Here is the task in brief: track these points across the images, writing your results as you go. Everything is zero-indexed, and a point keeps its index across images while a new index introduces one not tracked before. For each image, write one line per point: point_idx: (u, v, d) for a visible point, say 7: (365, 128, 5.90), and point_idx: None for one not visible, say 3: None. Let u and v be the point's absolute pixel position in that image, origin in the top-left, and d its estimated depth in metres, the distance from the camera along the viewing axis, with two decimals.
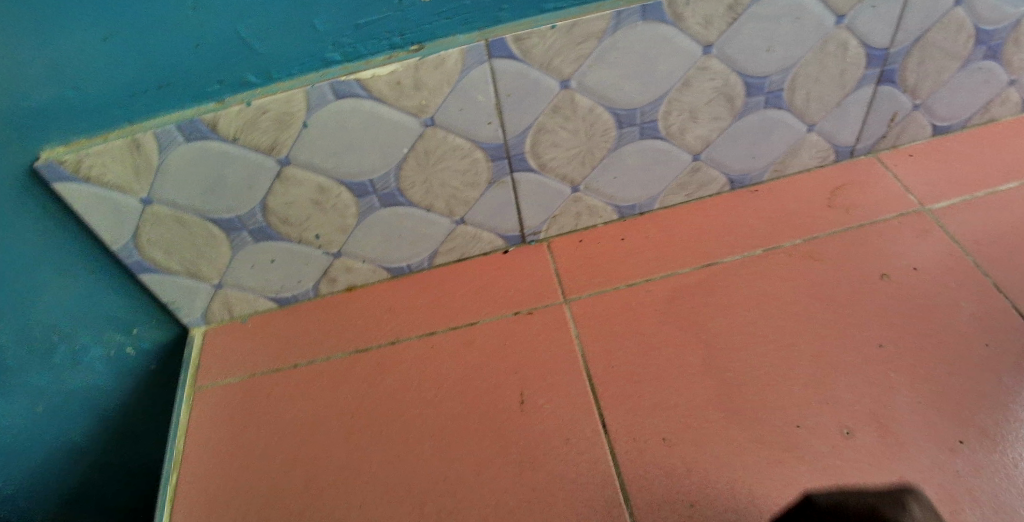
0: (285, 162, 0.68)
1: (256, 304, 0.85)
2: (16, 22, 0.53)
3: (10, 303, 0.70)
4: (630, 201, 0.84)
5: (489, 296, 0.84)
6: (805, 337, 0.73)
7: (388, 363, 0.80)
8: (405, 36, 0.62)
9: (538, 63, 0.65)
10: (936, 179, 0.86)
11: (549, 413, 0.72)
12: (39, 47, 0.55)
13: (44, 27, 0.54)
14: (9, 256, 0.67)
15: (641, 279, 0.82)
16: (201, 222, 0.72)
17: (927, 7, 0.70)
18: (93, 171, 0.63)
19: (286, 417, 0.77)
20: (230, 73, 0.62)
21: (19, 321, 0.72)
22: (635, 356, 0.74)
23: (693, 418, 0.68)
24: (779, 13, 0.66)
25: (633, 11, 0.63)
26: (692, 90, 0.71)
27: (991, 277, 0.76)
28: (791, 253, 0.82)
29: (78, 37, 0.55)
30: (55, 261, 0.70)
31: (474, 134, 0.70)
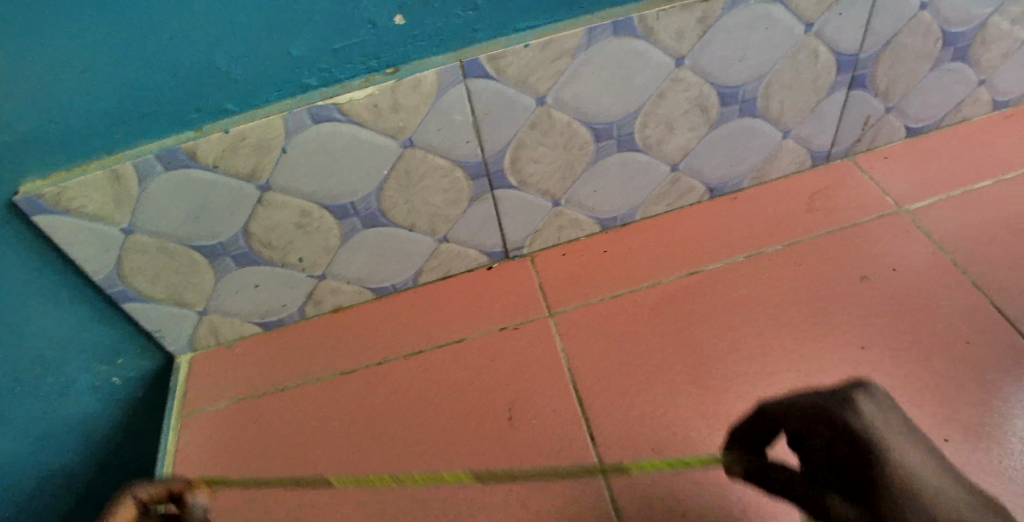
0: (266, 188, 0.68)
1: (242, 328, 0.85)
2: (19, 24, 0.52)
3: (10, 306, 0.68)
4: (612, 212, 0.85)
5: (475, 313, 0.84)
6: (789, 342, 0.74)
7: (377, 382, 0.80)
8: (380, 60, 0.63)
9: (514, 82, 0.65)
10: (912, 180, 0.87)
11: (539, 426, 0.71)
12: (39, 48, 0.54)
13: (42, 27, 0.53)
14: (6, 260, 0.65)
15: (626, 290, 0.82)
16: (184, 249, 0.72)
17: (894, 12, 0.71)
18: (73, 203, 0.62)
19: (281, 427, 0.78)
20: (208, 102, 0.62)
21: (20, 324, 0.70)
22: (622, 367, 0.75)
23: (681, 427, 0.69)
24: (749, 24, 0.67)
25: (605, 27, 0.63)
26: (667, 102, 0.72)
27: (969, 275, 0.77)
28: (774, 258, 0.82)
29: (52, 70, 0.55)
30: (38, 293, 0.70)
31: (453, 152, 0.70)
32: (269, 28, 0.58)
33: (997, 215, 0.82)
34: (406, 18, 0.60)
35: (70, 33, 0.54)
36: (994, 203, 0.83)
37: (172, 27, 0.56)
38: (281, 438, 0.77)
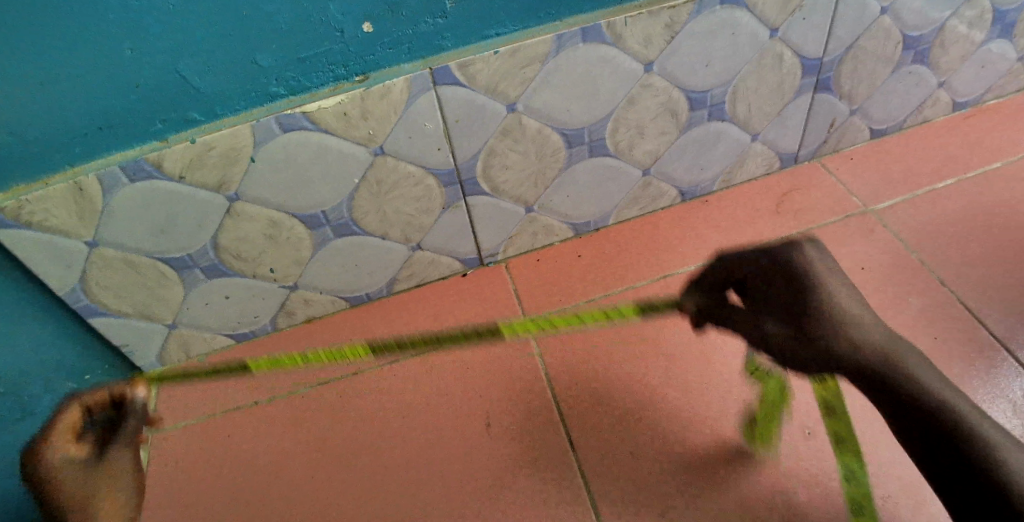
0: (234, 199, 0.67)
1: (213, 342, 0.83)
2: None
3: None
4: (585, 218, 0.85)
5: (450, 320, 0.83)
6: (761, 343, 0.75)
7: (352, 393, 0.79)
8: (348, 68, 0.62)
9: (484, 89, 0.65)
10: (876, 180, 0.89)
11: (516, 435, 0.72)
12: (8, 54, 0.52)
13: (11, 33, 0.51)
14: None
15: (600, 295, 0.83)
16: (152, 262, 0.70)
17: (856, 16, 0.73)
18: (34, 216, 0.61)
19: (255, 445, 0.76)
20: (172, 113, 0.60)
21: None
22: (597, 371, 0.75)
23: (657, 429, 0.70)
24: (715, 30, 0.68)
25: (574, 33, 0.64)
26: (637, 107, 0.73)
27: (934, 272, 0.79)
28: (745, 260, 0.83)
29: (8, 81, 0.53)
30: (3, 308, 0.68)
31: (425, 160, 0.70)
32: (232, 37, 0.57)
33: (959, 214, 0.84)
34: (374, 26, 0.59)
35: (25, 44, 0.52)
36: (955, 201, 0.86)
37: (133, 37, 0.54)
38: (257, 453, 0.75)
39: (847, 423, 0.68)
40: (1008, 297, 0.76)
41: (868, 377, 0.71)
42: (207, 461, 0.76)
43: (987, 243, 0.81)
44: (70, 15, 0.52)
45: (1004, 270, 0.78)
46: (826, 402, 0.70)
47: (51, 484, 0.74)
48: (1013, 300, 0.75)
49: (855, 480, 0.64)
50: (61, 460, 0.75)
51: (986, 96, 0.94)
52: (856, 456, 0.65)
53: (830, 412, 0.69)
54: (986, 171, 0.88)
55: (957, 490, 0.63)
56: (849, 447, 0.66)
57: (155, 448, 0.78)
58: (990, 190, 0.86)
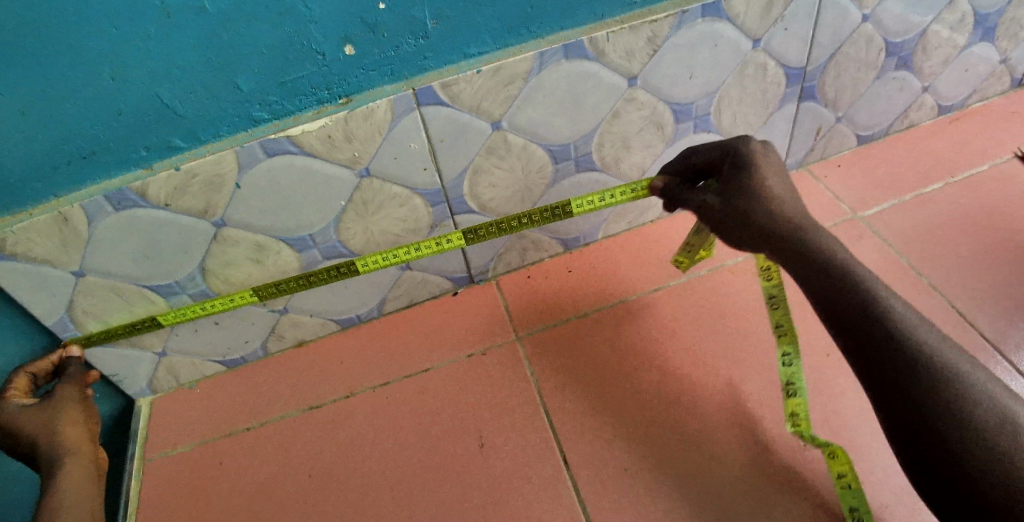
0: (220, 224, 0.67)
1: (203, 368, 0.83)
2: None
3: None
4: (574, 233, 0.85)
5: (441, 339, 0.82)
6: (753, 354, 0.75)
7: (342, 418, 0.77)
8: (331, 91, 0.62)
9: (468, 107, 0.65)
10: (864, 185, 0.89)
11: (509, 454, 0.71)
12: None
13: None
14: None
15: (591, 310, 0.82)
16: (139, 290, 0.70)
17: (836, 23, 0.73)
18: (19, 247, 0.62)
19: (245, 472, 0.75)
20: (154, 140, 0.60)
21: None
22: (589, 386, 0.75)
23: (652, 444, 0.69)
24: (697, 42, 0.68)
25: (555, 50, 0.64)
26: (622, 121, 0.73)
27: (925, 277, 0.78)
28: (736, 270, 0.83)
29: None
30: None
31: (410, 181, 0.69)
32: (212, 62, 0.57)
33: (947, 218, 0.84)
34: (356, 48, 0.59)
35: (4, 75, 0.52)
36: (944, 204, 0.86)
37: (113, 66, 0.55)
38: (248, 479, 0.74)
39: (785, 311, 0.74)
40: (999, 298, 0.75)
41: (861, 335, 0.55)
42: (199, 487, 0.75)
43: (976, 244, 0.81)
44: (48, 46, 0.52)
45: (994, 272, 0.78)
46: (771, 294, 0.76)
47: (10, 426, 0.66)
48: (1005, 303, 0.75)
49: (790, 361, 0.71)
50: (16, 407, 0.67)
51: (970, 100, 0.94)
52: (791, 340, 0.72)
53: (772, 303, 0.76)
54: (972, 174, 0.89)
55: (958, 490, 0.50)
56: (785, 334, 0.73)
57: (149, 474, 0.77)
58: (977, 192, 0.86)
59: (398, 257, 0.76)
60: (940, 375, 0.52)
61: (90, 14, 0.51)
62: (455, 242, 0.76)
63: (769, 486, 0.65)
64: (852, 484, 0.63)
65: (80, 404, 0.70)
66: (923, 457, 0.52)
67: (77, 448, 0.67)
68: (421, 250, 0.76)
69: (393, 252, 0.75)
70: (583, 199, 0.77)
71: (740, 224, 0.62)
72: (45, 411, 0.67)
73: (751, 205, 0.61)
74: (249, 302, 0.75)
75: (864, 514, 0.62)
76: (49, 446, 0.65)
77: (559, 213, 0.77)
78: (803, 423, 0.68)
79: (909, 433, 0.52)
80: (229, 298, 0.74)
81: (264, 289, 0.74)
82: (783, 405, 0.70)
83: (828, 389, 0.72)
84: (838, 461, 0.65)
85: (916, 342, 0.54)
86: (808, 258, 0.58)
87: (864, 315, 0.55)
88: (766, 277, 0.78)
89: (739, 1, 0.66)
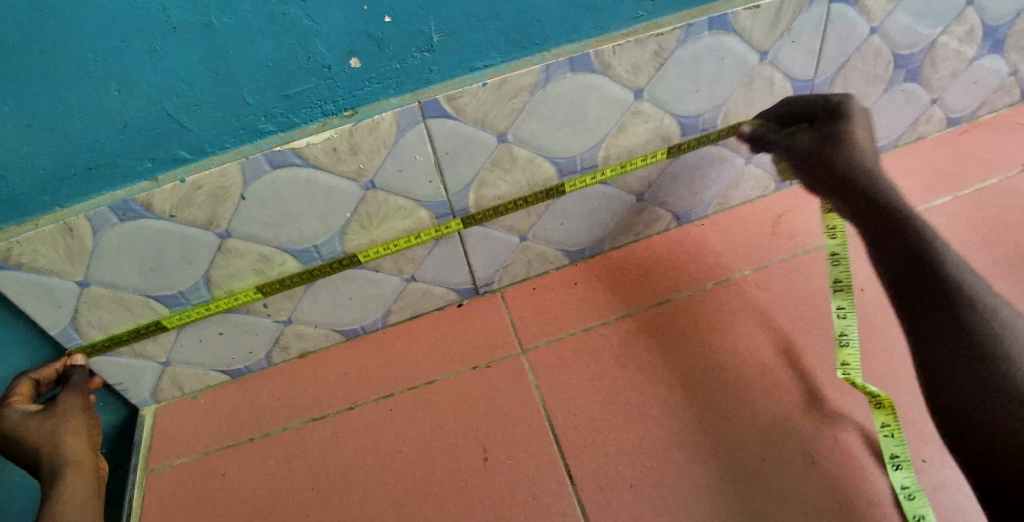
0: (225, 235, 0.67)
1: (206, 378, 0.83)
2: None
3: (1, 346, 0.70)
4: (580, 245, 0.85)
5: (445, 352, 0.82)
6: (759, 369, 0.74)
7: (345, 430, 0.77)
8: (336, 103, 0.61)
9: (473, 120, 0.65)
10: None
11: (513, 470, 0.70)
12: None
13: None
14: None
15: (596, 323, 0.81)
16: (143, 300, 0.70)
17: (844, 36, 0.72)
18: (24, 258, 0.62)
19: (247, 485, 0.74)
20: (160, 151, 0.60)
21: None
22: (593, 402, 0.74)
23: (657, 460, 0.68)
24: (703, 55, 0.68)
25: (561, 63, 0.64)
26: (628, 134, 0.72)
27: None
28: (742, 284, 0.82)
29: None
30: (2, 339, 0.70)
31: (415, 193, 0.69)
32: (217, 75, 0.57)
33: (957, 232, 0.83)
34: (361, 61, 0.59)
35: (9, 83, 0.52)
36: (953, 218, 0.85)
37: (119, 79, 0.55)
38: (250, 492, 0.74)
39: (845, 268, 0.79)
40: None
41: (920, 291, 0.65)
42: (201, 499, 0.74)
43: (986, 259, 0.80)
44: (55, 59, 0.52)
45: (1005, 287, 0.77)
46: (833, 251, 0.81)
47: (14, 434, 0.66)
48: None
49: (845, 315, 0.76)
50: (20, 414, 0.67)
51: (979, 112, 0.94)
52: (846, 296, 0.77)
53: (834, 260, 0.80)
54: (982, 187, 0.88)
55: (974, 450, 0.56)
56: (842, 290, 0.78)
57: (151, 485, 0.76)
58: (986, 206, 0.85)
59: (398, 246, 0.74)
60: (989, 349, 0.58)
61: (96, 25, 0.52)
62: (455, 228, 0.74)
63: (776, 504, 0.64)
64: (895, 432, 0.66)
65: (83, 414, 0.70)
66: (949, 411, 0.59)
67: (77, 460, 0.66)
68: (421, 238, 0.74)
69: (394, 241, 0.73)
70: (574, 179, 0.74)
71: (823, 168, 0.76)
72: (49, 420, 0.67)
73: (835, 156, 0.75)
74: (253, 300, 0.74)
75: (904, 461, 0.65)
76: (51, 457, 0.65)
77: (553, 195, 0.75)
78: (854, 369, 0.71)
79: (945, 386, 0.60)
80: (235, 297, 0.73)
81: (268, 287, 0.73)
82: (835, 354, 0.74)
83: (837, 409, 0.70)
84: (884, 410, 0.68)
85: (968, 311, 0.61)
86: (889, 210, 0.72)
87: (933, 278, 0.65)
88: (830, 236, 0.82)
89: (745, 15, 0.66)
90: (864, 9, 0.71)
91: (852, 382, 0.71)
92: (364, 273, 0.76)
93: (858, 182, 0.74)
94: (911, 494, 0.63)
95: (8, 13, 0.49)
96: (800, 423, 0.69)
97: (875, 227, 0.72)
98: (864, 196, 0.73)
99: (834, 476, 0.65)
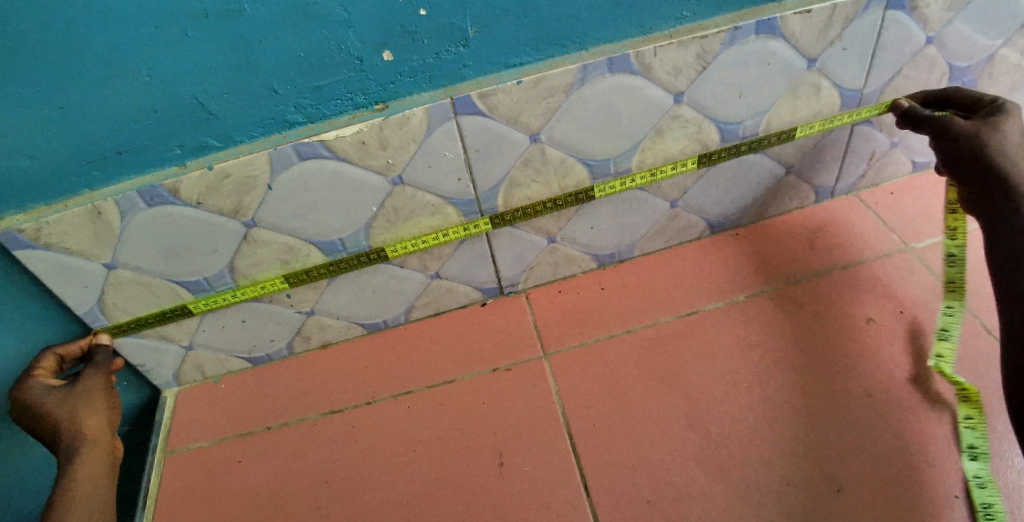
0: (250, 225, 0.66)
1: (228, 363, 0.83)
2: (22, 58, 0.52)
3: (28, 322, 0.71)
4: (608, 249, 0.83)
5: (465, 352, 0.81)
6: (788, 388, 0.70)
7: (361, 426, 0.77)
8: (367, 96, 0.60)
9: (505, 119, 0.63)
10: (915, 215, 0.84)
11: (528, 476, 0.69)
12: (34, 81, 0.53)
13: (32, 58, 0.52)
14: (11, 284, 0.68)
15: (620, 330, 0.79)
16: (168, 284, 0.70)
17: (899, 44, 0.69)
18: (53, 238, 0.62)
19: (260, 475, 0.75)
20: (189, 138, 0.60)
21: (26, 346, 0.73)
22: (613, 413, 0.72)
23: (674, 477, 0.66)
24: (747, 59, 0.65)
25: (599, 63, 0.61)
26: (665, 138, 0.70)
27: (979, 318, 0.73)
28: (775, 298, 0.78)
29: (8, 113, 0.54)
30: (31, 316, 0.71)
31: (443, 190, 0.68)
32: (249, 62, 0.56)
33: None
34: (393, 54, 0.58)
35: (30, 78, 0.53)
36: None
37: (151, 64, 0.54)
38: (262, 482, 0.74)
39: (961, 268, 0.75)
40: None
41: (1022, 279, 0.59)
42: (216, 485, 0.75)
43: None
44: (89, 42, 0.52)
45: None
46: (951, 253, 0.77)
47: (35, 408, 0.66)
48: None
49: (952, 313, 0.73)
50: (42, 389, 0.67)
51: None
52: (959, 296, 0.74)
53: (949, 260, 0.77)
54: None
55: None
56: (954, 291, 0.74)
57: (168, 468, 0.77)
58: None
59: (426, 243, 0.72)
60: None
61: (115, 20, 0.51)
62: (483, 228, 0.73)
63: None
64: (977, 426, 0.64)
65: (104, 395, 0.69)
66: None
67: (92, 437, 0.66)
68: (448, 235, 0.72)
69: (421, 237, 0.72)
70: (604, 184, 0.72)
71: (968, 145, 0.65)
72: (69, 396, 0.67)
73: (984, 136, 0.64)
74: (278, 290, 0.74)
75: (982, 453, 0.63)
76: (69, 433, 0.65)
77: (582, 199, 0.73)
78: (946, 362, 0.69)
79: None
80: (260, 285, 0.73)
81: (295, 276, 0.73)
82: (931, 346, 0.71)
83: (868, 435, 0.66)
84: (969, 403, 0.66)
85: None
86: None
87: None
88: (950, 237, 0.78)
89: (795, 19, 0.63)
90: (922, 17, 0.67)
91: (941, 372, 0.69)
92: (389, 269, 0.75)
93: (999, 172, 0.63)
94: (983, 484, 0.61)
95: (29, 10, 0.50)
96: (829, 447, 0.66)
97: (990, 213, 0.64)
98: (997, 176, 0.63)
99: (860, 506, 0.62)
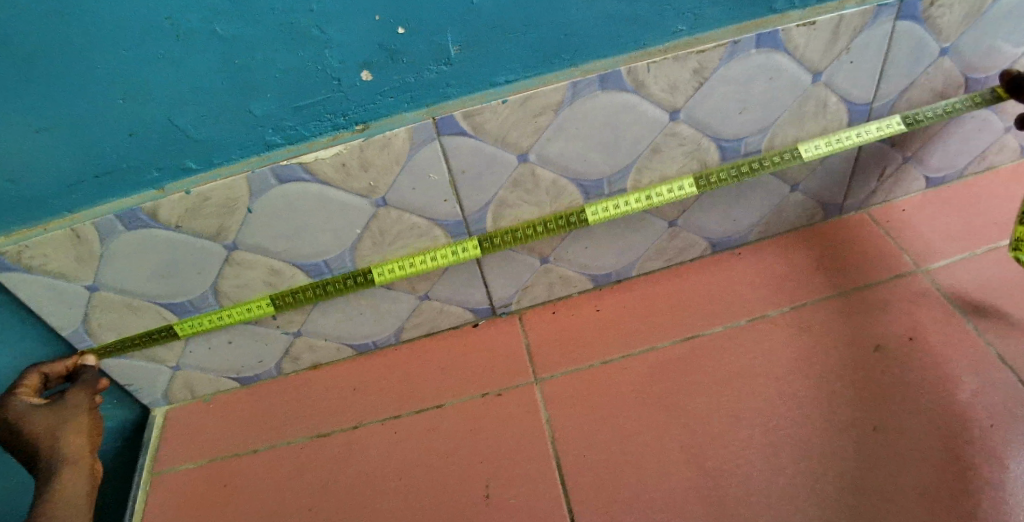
0: (232, 247, 0.64)
1: (218, 383, 0.82)
2: None
3: (16, 343, 0.70)
4: (606, 269, 0.80)
5: (456, 376, 0.78)
6: (792, 418, 0.67)
7: (347, 452, 0.75)
8: (348, 117, 0.58)
9: (493, 139, 0.61)
10: (929, 234, 0.80)
11: (515, 510, 0.66)
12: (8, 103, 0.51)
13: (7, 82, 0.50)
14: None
15: (618, 356, 0.76)
16: (152, 306, 0.69)
17: (912, 54, 0.65)
18: (34, 260, 0.61)
19: (242, 503, 0.72)
20: (168, 161, 0.58)
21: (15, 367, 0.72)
22: (606, 443, 0.69)
23: (670, 513, 0.63)
24: (749, 74, 0.62)
25: (590, 81, 0.59)
26: (662, 157, 0.67)
27: (993, 346, 0.69)
28: (779, 322, 0.75)
29: None
30: (18, 337, 0.70)
31: (430, 211, 0.65)
32: (228, 84, 0.54)
33: None
34: (374, 73, 0.55)
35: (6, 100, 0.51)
36: None
37: (126, 86, 0.52)
38: (243, 511, 0.72)
39: None
40: None
41: None
42: (198, 512, 0.73)
43: None
44: (64, 65, 0.50)
45: None
46: None
47: (17, 424, 0.63)
48: None
49: None
50: (26, 406, 0.64)
51: None
52: None
53: None
54: None
55: None
56: None
57: (153, 492, 0.75)
58: None
59: (414, 267, 0.69)
60: None
61: (103, 39, 0.49)
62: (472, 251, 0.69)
63: None
64: None
65: (90, 414, 0.67)
66: None
67: (77, 456, 0.63)
68: (437, 259, 0.69)
69: (410, 260, 0.69)
70: (596, 206, 0.68)
71: None
72: (53, 414, 0.64)
73: None
74: (267, 313, 0.71)
75: None
76: (53, 451, 0.62)
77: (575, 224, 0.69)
78: None
79: None
80: (247, 308, 0.70)
81: (281, 298, 0.70)
82: None
83: (875, 471, 0.62)
84: None
85: None
86: None
87: None
88: None
89: (799, 32, 0.60)
90: (937, 27, 0.63)
91: None
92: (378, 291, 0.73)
93: None
94: None
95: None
96: (834, 484, 0.62)
97: None
98: None
99: None
